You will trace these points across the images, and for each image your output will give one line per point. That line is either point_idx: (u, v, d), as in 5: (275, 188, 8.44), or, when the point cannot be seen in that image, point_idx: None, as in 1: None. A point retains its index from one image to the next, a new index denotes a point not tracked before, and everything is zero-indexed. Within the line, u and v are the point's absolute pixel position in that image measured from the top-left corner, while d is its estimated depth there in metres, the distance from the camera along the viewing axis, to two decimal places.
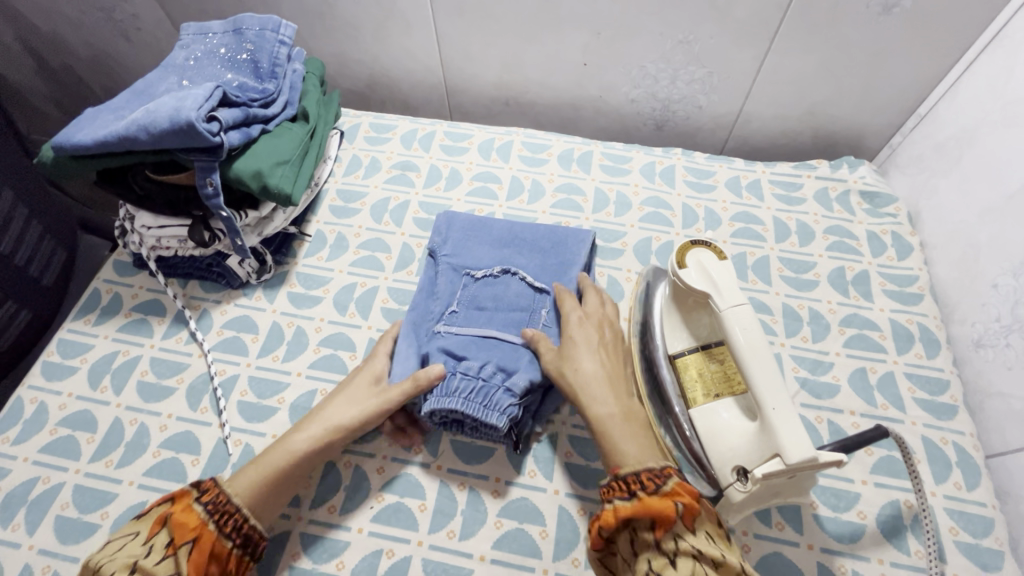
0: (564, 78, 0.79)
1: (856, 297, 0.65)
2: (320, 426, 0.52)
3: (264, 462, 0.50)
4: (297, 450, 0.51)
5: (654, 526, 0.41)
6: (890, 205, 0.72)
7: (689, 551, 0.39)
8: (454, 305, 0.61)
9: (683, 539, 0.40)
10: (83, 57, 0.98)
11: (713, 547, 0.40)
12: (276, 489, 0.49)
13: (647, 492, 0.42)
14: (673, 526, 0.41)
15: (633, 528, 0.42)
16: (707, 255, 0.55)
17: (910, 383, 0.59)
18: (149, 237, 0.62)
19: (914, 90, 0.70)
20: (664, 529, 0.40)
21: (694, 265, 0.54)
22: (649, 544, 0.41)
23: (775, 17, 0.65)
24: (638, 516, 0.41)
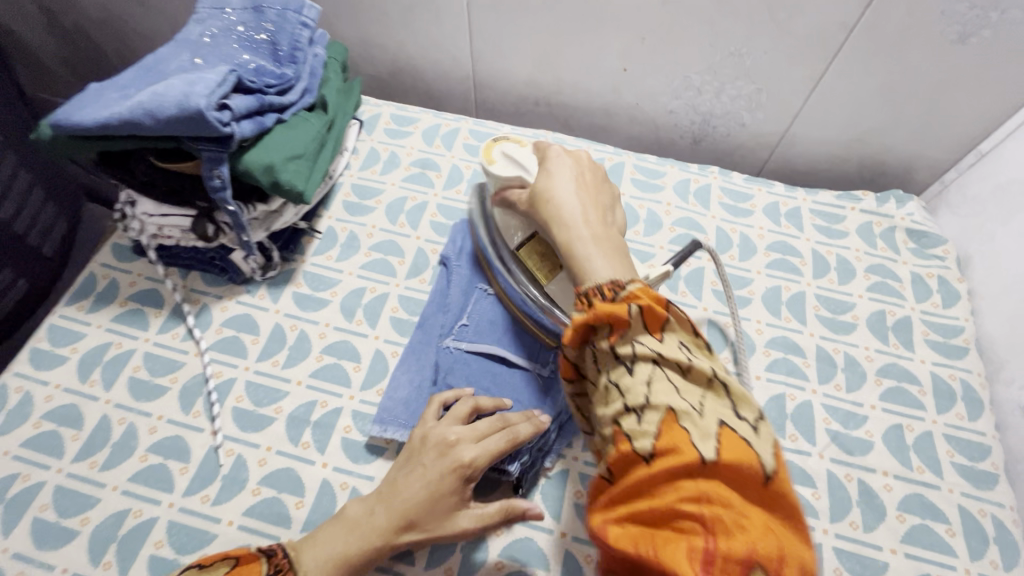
0: (601, 83, 0.74)
1: (896, 345, 0.61)
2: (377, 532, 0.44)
3: (336, 534, 0.44)
4: (339, 544, 0.44)
5: (610, 331, 0.37)
6: (938, 246, 0.68)
7: (648, 355, 0.35)
8: (467, 319, 0.59)
9: (641, 342, 0.36)
10: (96, 19, 0.92)
11: (681, 350, 0.36)
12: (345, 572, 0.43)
13: (606, 300, 0.39)
14: (630, 328, 0.37)
15: (595, 343, 0.39)
16: (509, 146, 0.57)
17: (948, 446, 0.55)
18: (150, 226, 0.58)
19: (979, 125, 0.65)
20: (620, 333, 0.37)
21: (501, 155, 0.56)
22: (608, 355, 0.37)
23: (838, 37, 0.60)
24: (597, 326, 0.38)
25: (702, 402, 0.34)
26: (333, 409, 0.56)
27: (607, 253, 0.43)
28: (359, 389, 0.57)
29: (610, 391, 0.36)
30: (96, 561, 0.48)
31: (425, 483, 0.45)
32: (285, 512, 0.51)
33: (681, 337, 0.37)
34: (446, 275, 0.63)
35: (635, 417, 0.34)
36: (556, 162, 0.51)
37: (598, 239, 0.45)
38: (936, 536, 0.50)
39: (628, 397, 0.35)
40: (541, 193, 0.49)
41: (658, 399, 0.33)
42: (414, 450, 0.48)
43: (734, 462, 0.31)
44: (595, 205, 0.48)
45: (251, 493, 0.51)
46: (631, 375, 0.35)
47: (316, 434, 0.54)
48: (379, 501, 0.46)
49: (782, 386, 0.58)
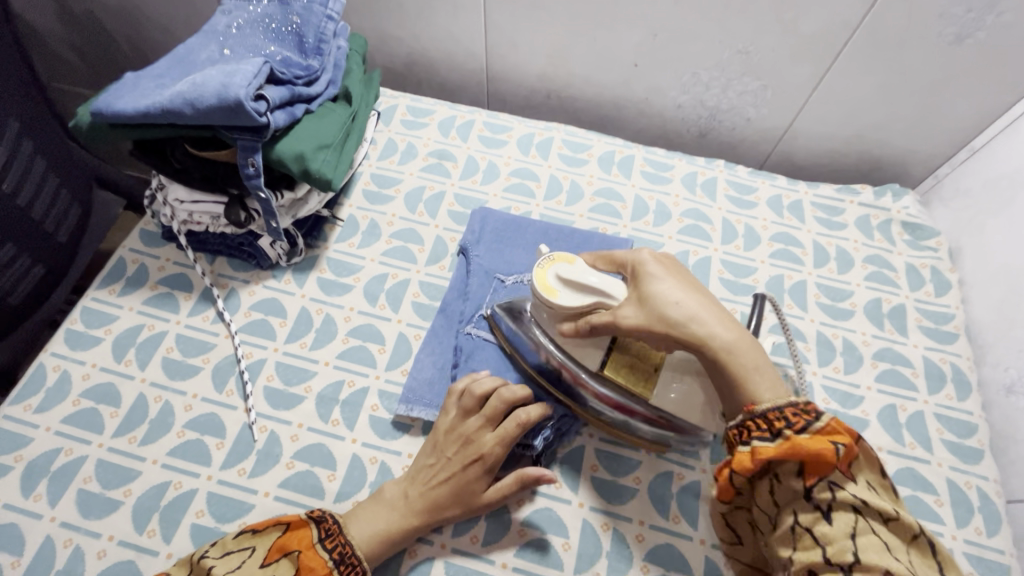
0: (613, 77, 0.76)
1: (891, 330, 0.65)
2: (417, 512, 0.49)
3: (381, 511, 0.49)
4: (382, 526, 0.48)
5: (804, 470, 0.40)
6: (932, 238, 0.71)
7: (850, 502, 0.39)
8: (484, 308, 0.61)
9: (841, 488, 0.39)
10: (109, 6, 0.93)
11: (878, 498, 0.40)
12: (393, 546, 0.48)
13: (796, 430, 0.40)
14: (828, 470, 0.39)
15: (774, 471, 0.41)
16: (561, 266, 0.52)
17: (938, 424, 0.59)
18: (181, 212, 0.60)
19: (971, 122, 0.68)
20: (818, 475, 0.40)
21: (563, 284, 0.51)
22: (797, 493, 0.40)
23: (841, 37, 0.63)
24: (784, 460, 0.40)
25: (910, 560, 0.38)
26: (361, 388, 0.59)
27: (755, 362, 0.44)
28: (384, 370, 0.60)
29: (800, 534, 0.40)
30: (140, 530, 0.50)
31: (453, 474, 0.50)
32: (318, 484, 0.53)
33: (870, 477, 0.41)
34: (464, 264, 0.65)
35: (841, 573, 0.37)
36: (657, 277, 0.48)
37: (736, 337, 0.45)
38: (926, 506, 0.54)
39: (830, 548, 0.38)
40: (656, 303, 0.46)
41: (874, 559, 0.36)
42: (437, 441, 0.52)
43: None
44: (706, 302, 0.47)
45: (285, 466, 0.54)
46: (830, 524, 0.39)
47: (344, 412, 0.57)
48: (413, 488, 0.50)
49: (784, 369, 0.62)
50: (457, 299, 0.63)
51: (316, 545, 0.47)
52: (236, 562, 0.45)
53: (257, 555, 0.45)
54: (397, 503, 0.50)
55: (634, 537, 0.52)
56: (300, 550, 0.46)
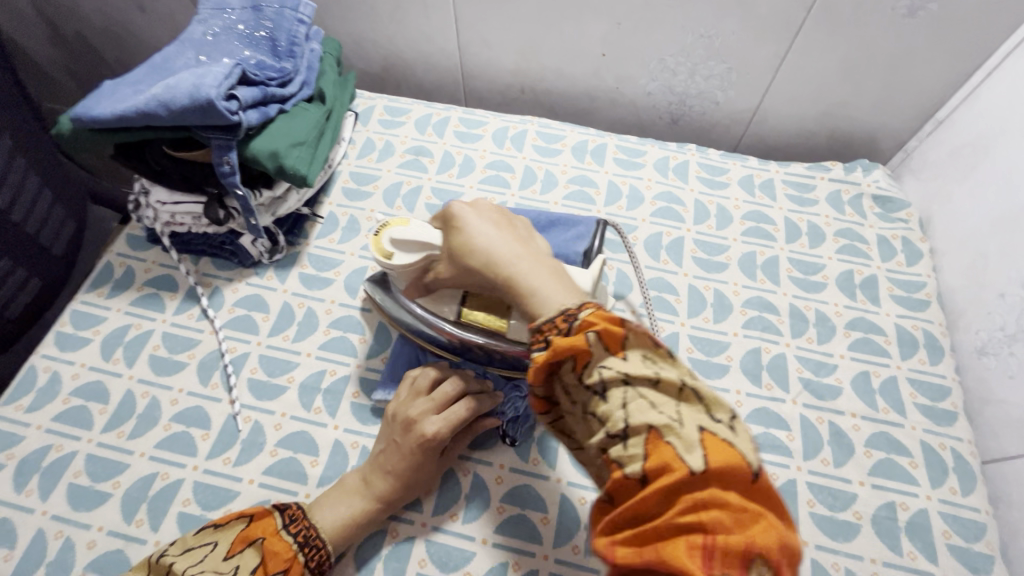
0: (583, 69, 0.78)
1: (863, 301, 0.65)
2: (376, 494, 0.50)
3: (343, 499, 0.50)
4: (350, 508, 0.49)
5: (575, 364, 0.37)
6: (902, 210, 0.72)
7: (617, 377, 0.34)
8: None
9: (608, 367, 0.35)
10: (96, 26, 0.96)
11: (648, 364, 0.35)
12: (360, 530, 0.49)
13: (563, 335, 0.37)
14: (593, 356, 0.36)
15: (561, 374, 0.38)
16: (394, 228, 0.52)
17: (912, 388, 0.59)
18: (164, 213, 0.62)
19: (934, 93, 0.69)
20: (586, 363, 0.36)
21: (392, 247, 0.52)
22: (578, 386, 0.37)
23: (799, 16, 0.65)
24: (559, 360, 0.37)
25: (678, 413, 0.33)
26: (342, 376, 0.60)
27: (541, 279, 0.42)
28: (364, 358, 0.61)
29: (592, 421, 0.36)
30: (129, 520, 0.52)
31: (403, 457, 0.50)
32: (301, 470, 0.55)
33: (645, 351, 0.36)
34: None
35: (621, 443, 0.33)
36: (467, 221, 0.47)
37: (543, 271, 0.43)
38: (901, 468, 0.54)
39: (608, 424, 0.34)
40: (462, 249, 0.46)
41: (638, 420, 0.33)
42: (388, 426, 0.53)
43: (719, 470, 0.30)
44: (517, 240, 0.46)
45: (269, 454, 0.55)
46: (606, 401, 0.35)
47: (327, 400, 0.59)
48: (370, 474, 0.51)
49: (758, 342, 0.62)
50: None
51: (280, 531, 0.47)
52: (200, 556, 0.45)
53: (220, 549, 0.46)
54: (360, 488, 0.50)
55: None
56: (264, 536, 0.46)
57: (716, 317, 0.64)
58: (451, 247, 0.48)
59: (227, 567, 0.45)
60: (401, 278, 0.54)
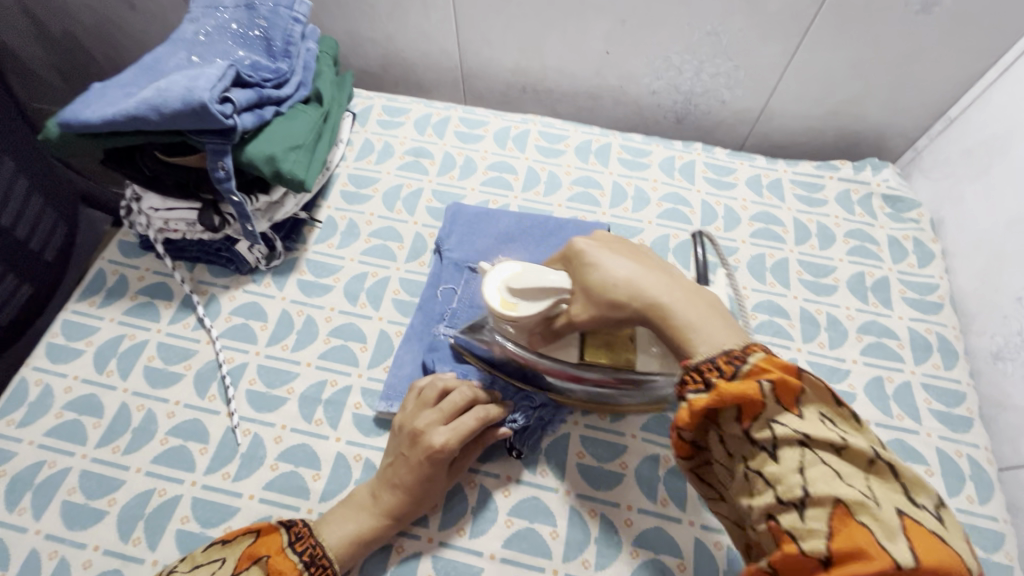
0: (586, 67, 0.76)
1: (875, 304, 0.64)
2: (385, 509, 0.48)
3: (351, 514, 0.49)
4: (358, 523, 0.48)
5: (741, 414, 0.36)
6: (913, 210, 0.71)
7: (794, 438, 0.35)
8: (457, 303, 0.61)
9: (781, 425, 0.35)
10: (85, 24, 0.94)
11: (827, 426, 0.35)
12: (368, 545, 0.48)
13: (727, 377, 0.37)
14: (765, 409, 0.36)
15: (721, 423, 0.39)
16: (506, 276, 0.48)
17: (926, 394, 0.58)
18: (156, 220, 0.60)
19: (946, 91, 0.68)
20: (754, 415, 0.36)
21: (515, 295, 0.47)
22: (741, 439, 0.37)
23: (809, 12, 0.63)
24: (721, 407, 0.37)
25: (871, 489, 0.33)
26: (343, 387, 0.58)
27: (700, 315, 0.41)
28: (366, 368, 0.60)
29: (755, 479, 0.36)
30: (126, 538, 0.50)
31: (410, 471, 0.49)
32: (303, 484, 0.53)
33: (821, 408, 0.36)
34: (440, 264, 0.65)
35: (796, 513, 0.33)
36: (596, 256, 0.45)
37: (696, 308, 0.42)
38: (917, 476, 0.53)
39: (781, 488, 0.34)
40: (597, 286, 0.44)
41: (823, 495, 0.33)
42: (396, 437, 0.52)
43: (935, 567, 0.30)
44: (659, 271, 0.45)
45: (269, 468, 0.54)
46: (777, 462, 0.35)
47: (328, 411, 0.57)
48: (377, 487, 0.50)
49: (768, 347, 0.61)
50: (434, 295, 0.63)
51: (285, 549, 0.45)
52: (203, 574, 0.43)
53: (227, 566, 0.44)
54: (368, 504, 0.49)
55: (622, 521, 0.51)
56: (268, 555, 0.44)
57: None
58: (587, 286, 0.45)
59: None
60: (519, 329, 0.49)
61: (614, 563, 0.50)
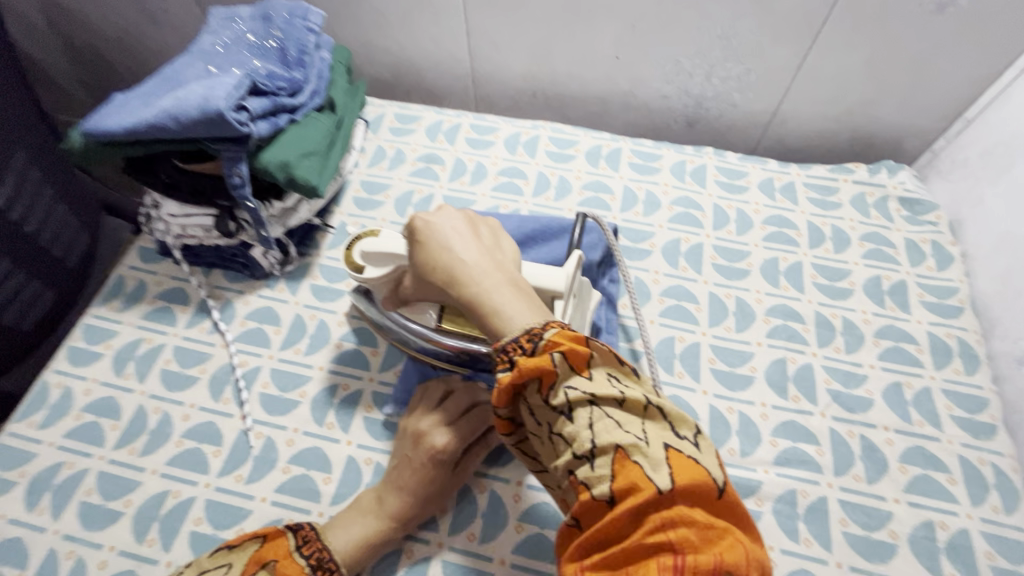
0: (596, 72, 0.77)
1: (893, 308, 0.63)
2: (389, 513, 0.48)
3: (357, 518, 0.48)
4: (366, 526, 0.48)
5: (541, 384, 0.34)
6: (931, 212, 0.70)
7: (582, 398, 0.33)
8: None
9: (573, 388, 0.34)
10: (109, 38, 0.97)
11: (612, 383, 0.34)
12: (374, 549, 0.48)
13: (524, 354, 0.35)
14: (558, 376, 0.34)
15: (525, 395, 0.36)
16: (365, 242, 0.50)
17: (947, 400, 0.57)
18: (174, 226, 0.62)
19: (963, 92, 0.67)
20: (551, 384, 0.34)
21: (363, 259, 0.50)
22: (541, 407, 0.35)
23: (820, 14, 0.63)
24: (522, 381, 0.35)
25: (645, 431, 0.32)
26: (354, 391, 0.59)
27: (508, 296, 0.38)
28: (378, 372, 0.60)
29: (556, 442, 0.34)
30: (141, 539, 0.51)
31: (414, 471, 0.49)
32: (314, 487, 0.53)
33: (608, 369, 0.35)
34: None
35: (588, 464, 0.32)
36: (429, 235, 0.42)
37: (506, 289, 0.38)
38: (939, 485, 0.52)
39: (574, 444, 0.33)
40: (424, 268, 0.41)
41: (607, 442, 0.32)
42: (399, 440, 0.52)
43: (689, 487, 0.30)
44: (484, 253, 0.40)
45: (281, 471, 0.54)
46: (570, 422, 0.33)
47: (339, 415, 0.57)
48: (382, 489, 0.50)
49: (783, 351, 0.60)
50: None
51: (293, 553, 0.45)
52: None
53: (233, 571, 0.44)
54: (372, 508, 0.49)
55: None
56: (276, 560, 0.45)
57: (738, 327, 0.62)
58: (414, 263, 0.43)
59: None
60: (378, 290, 0.51)
61: None
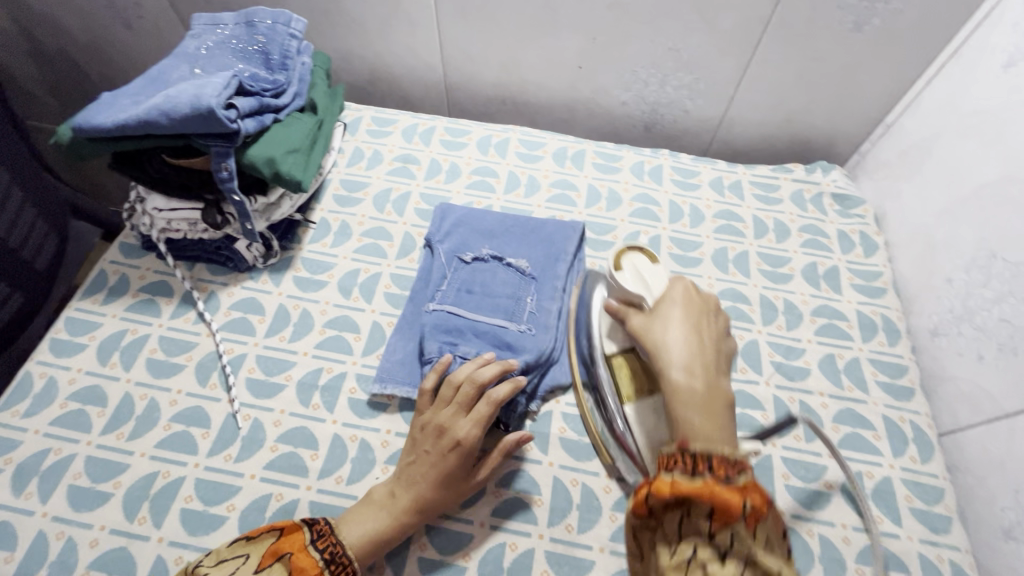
0: (561, 80, 0.83)
1: (827, 290, 0.70)
2: (406, 509, 0.51)
3: (372, 514, 0.51)
4: (379, 519, 0.50)
5: (714, 514, 0.35)
6: (859, 206, 0.78)
7: (745, 559, 0.33)
8: (447, 286, 0.65)
9: (740, 536, 0.34)
10: (82, 44, 0.97)
11: (773, 554, 0.34)
12: (386, 543, 0.50)
13: (719, 479, 0.36)
14: (737, 520, 0.34)
15: (690, 509, 0.36)
16: (641, 260, 0.59)
17: (873, 368, 0.64)
18: (160, 220, 0.64)
19: (882, 100, 0.76)
20: (725, 522, 0.34)
21: (631, 267, 0.58)
22: (701, 535, 0.35)
23: (757, 31, 0.71)
24: (698, 496, 0.35)
25: None
26: (338, 373, 0.62)
27: (699, 399, 0.44)
28: (361, 355, 0.63)
29: (693, 569, 0.33)
30: (132, 518, 0.53)
31: (433, 465, 0.52)
32: (302, 463, 0.56)
33: (775, 545, 0.35)
34: (430, 259, 0.69)
35: None
36: (672, 302, 0.52)
37: (706, 393, 0.45)
38: (866, 440, 0.59)
39: None
40: (656, 325, 0.50)
41: None
42: (416, 435, 0.55)
43: None
44: (704, 355, 0.48)
45: (269, 449, 0.57)
46: (722, 565, 0.33)
47: (324, 396, 0.60)
48: (397, 482, 0.52)
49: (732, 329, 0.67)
50: (429, 283, 0.67)
51: (308, 547, 0.47)
52: (229, 570, 0.45)
53: (251, 562, 0.46)
54: (388, 503, 0.51)
55: (602, 489, 0.56)
56: (293, 552, 0.46)
57: None
58: (648, 317, 0.52)
59: None
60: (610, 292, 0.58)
61: (595, 526, 0.54)
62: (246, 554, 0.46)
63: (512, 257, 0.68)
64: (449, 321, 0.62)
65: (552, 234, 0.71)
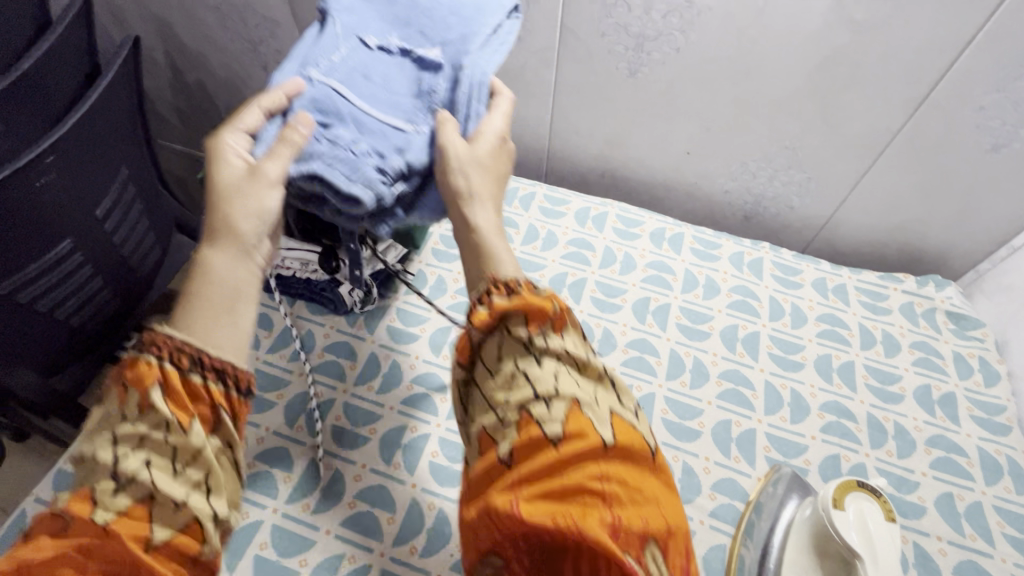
0: (666, 163, 0.84)
1: (943, 418, 0.65)
2: (232, 244, 0.41)
3: (207, 295, 0.39)
4: (225, 276, 0.40)
5: (528, 321, 0.38)
6: (977, 329, 0.73)
7: (557, 351, 0.38)
8: (327, 58, 0.45)
9: (553, 341, 0.38)
10: (218, 78, 1.06)
11: (577, 349, 0.39)
12: (225, 309, 0.39)
13: (530, 291, 0.40)
14: (544, 323, 0.38)
15: (504, 329, 0.39)
16: (870, 508, 0.50)
17: (998, 517, 0.58)
18: (275, 257, 0.68)
19: (1011, 223, 0.72)
20: (541, 322, 0.38)
21: (855, 513, 0.50)
22: (520, 342, 0.38)
23: (883, 140, 0.69)
24: (510, 314, 0.39)
25: (597, 394, 0.37)
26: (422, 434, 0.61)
27: None
28: (445, 418, 0.62)
29: (517, 380, 0.37)
30: None
31: (235, 192, 0.42)
32: (378, 526, 0.55)
33: (576, 341, 0.39)
34: (318, 32, 0.47)
35: (545, 405, 0.36)
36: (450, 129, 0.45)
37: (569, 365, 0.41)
38: None
39: (540, 389, 0.36)
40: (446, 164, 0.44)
41: (566, 391, 0.36)
42: (218, 195, 0.42)
43: (626, 447, 0.35)
44: (497, 198, 0.47)
45: (346, 505, 0.56)
46: (541, 367, 0.37)
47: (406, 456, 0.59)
48: (218, 235, 0.41)
49: (836, 448, 0.62)
50: (311, 50, 0.46)
51: (144, 356, 0.36)
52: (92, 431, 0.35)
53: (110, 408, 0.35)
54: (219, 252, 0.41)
55: None
56: (127, 367, 0.36)
57: (793, 419, 0.64)
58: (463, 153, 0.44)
59: (109, 439, 0.34)
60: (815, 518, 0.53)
61: None
62: (103, 414, 0.36)
63: (425, 46, 0.48)
64: (331, 101, 0.43)
65: (481, 13, 0.50)
